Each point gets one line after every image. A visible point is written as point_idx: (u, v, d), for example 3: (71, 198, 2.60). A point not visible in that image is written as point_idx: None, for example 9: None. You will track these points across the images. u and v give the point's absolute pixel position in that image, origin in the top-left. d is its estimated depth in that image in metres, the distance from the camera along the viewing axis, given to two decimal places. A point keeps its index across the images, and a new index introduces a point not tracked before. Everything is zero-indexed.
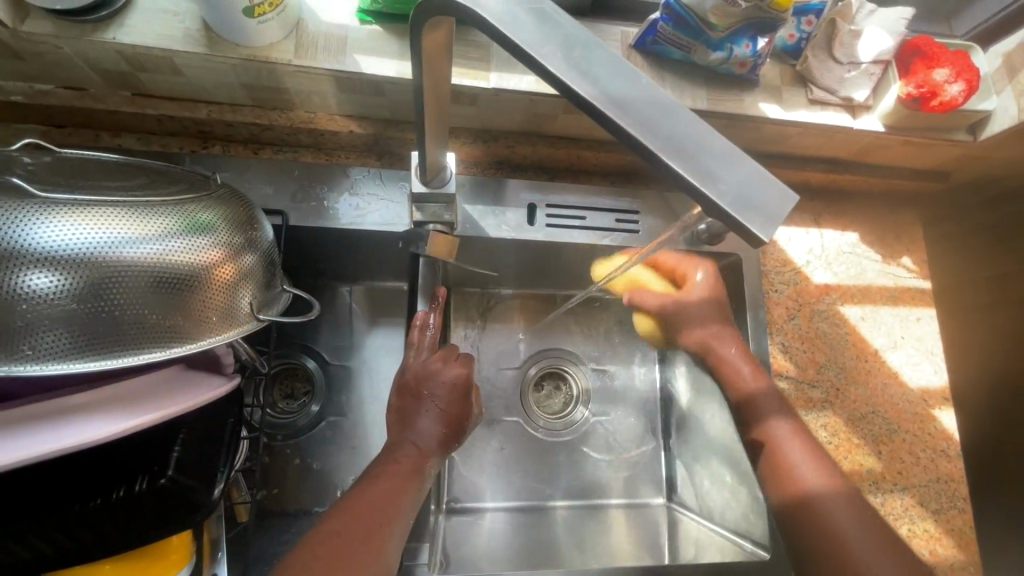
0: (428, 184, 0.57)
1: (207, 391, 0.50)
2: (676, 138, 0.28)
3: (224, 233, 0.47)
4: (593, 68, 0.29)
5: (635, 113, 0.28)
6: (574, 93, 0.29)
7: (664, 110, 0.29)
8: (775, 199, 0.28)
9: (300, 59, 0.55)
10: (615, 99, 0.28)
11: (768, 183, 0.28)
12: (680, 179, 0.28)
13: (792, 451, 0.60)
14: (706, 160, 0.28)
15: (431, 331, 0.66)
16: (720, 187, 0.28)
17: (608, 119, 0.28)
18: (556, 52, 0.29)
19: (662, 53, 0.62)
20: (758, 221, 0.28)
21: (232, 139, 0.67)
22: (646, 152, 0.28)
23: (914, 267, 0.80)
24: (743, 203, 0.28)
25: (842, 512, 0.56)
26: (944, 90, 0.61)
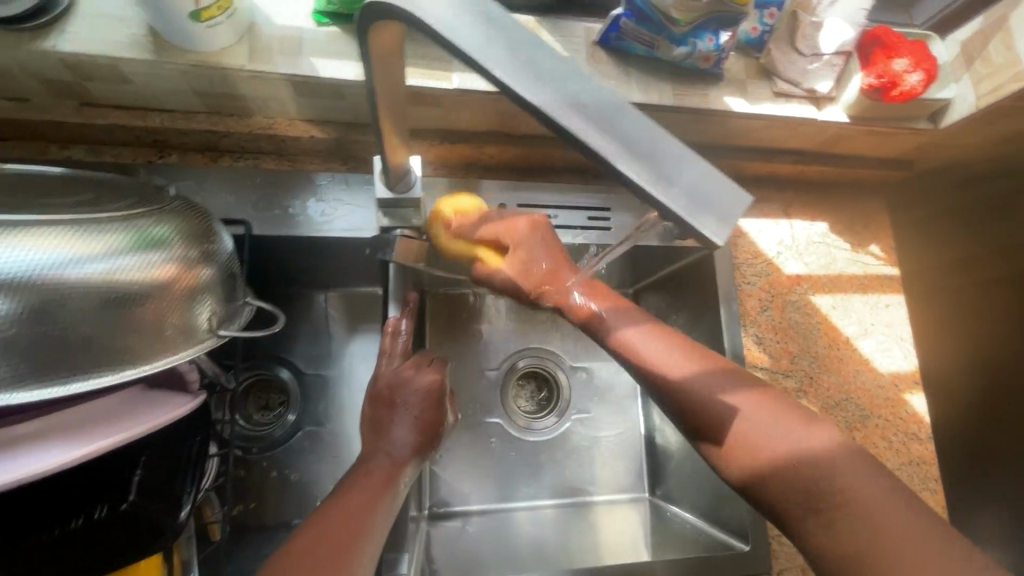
0: (392, 189, 0.55)
1: (168, 411, 0.48)
2: (628, 142, 0.28)
3: (178, 248, 0.45)
4: (539, 71, 0.28)
5: (586, 117, 0.28)
6: (521, 97, 0.28)
7: (617, 113, 0.28)
8: (727, 200, 0.28)
9: (254, 64, 0.53)
10: (565, 103, 0.28)
11: (721, 185, 0.28)
12: (629, 182, 0.28)
13: (747, 424, 0.50)
14: (657, 164, 0.28)
15: (403, 338, 0.66)
16: (672, 191, 0.27)
17: (557, 124, 0.28)
18: (502, 57, 0.28)
19: (627, 49, 0.62)
20: (710, 224, 0.27)
21: (188, 148, 0.65)
22: (598, 157, 0.28)
23: (881, 254, 0.81)
24: (697, 207, 0.27)
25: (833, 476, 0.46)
26: (904, 79, 0.62)
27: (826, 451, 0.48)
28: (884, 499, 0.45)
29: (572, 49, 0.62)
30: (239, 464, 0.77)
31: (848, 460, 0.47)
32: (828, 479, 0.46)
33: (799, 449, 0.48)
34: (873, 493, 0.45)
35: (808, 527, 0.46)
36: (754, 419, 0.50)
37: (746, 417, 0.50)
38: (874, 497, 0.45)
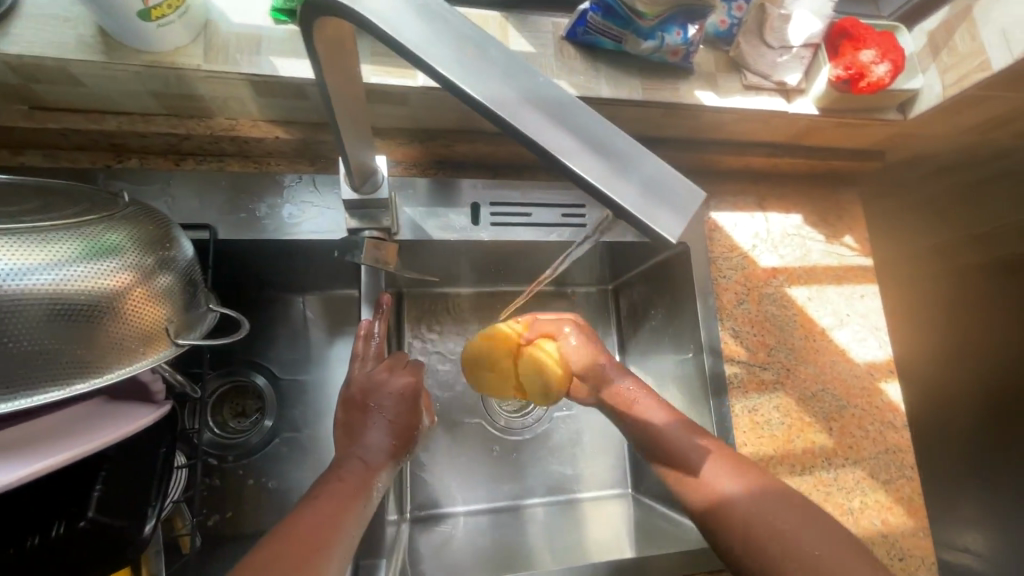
0: (358, 190, 0.55)
1: (131, 422, 0.47)
2: (577, 140, 0.27)
3: (133, 255, 0.44)
4: (483, 68, 0.28)
5: (533, 115, 0.27)
6: (464, 93, 0.27)
7: (565, 112, 0.28)
8: (682, 194, 0.27)
9: (210, 64, 0.52)
10: (510, 101, 0.27)
11: (675, 182, 0.27)
12: (577, 178, 0.27)
13: (706, 468, 0.55)
14: (608, 162, 0.27)
15: (376, 341, 0.65)
16: (624, 189, 0.27)
17: (504, 122, 0.27)
18: (447, 56, 0.28)
19: (595, 43, 0.61)
20: (663, 220, 0.26)
21: (149, 151, 0.63)
22: (547, 156, 0.27)
23: (855, 245, 0.81)
24: (651, 204, 0.27)
25: (773, 519, 0.50)
26: (871, 71, 0.61)
27: (776, 498, 0.52)
28: (823, 548, 0.48)
29: (540, 44, 0.62)
30: (214, 473, 0.75)
31: (796, 509, 0.51)
32: (769, 524, 0.50)
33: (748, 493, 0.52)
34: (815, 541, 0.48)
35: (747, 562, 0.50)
36: (713, 466, 0.55)
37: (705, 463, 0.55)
38: (815, 544, 0.48)
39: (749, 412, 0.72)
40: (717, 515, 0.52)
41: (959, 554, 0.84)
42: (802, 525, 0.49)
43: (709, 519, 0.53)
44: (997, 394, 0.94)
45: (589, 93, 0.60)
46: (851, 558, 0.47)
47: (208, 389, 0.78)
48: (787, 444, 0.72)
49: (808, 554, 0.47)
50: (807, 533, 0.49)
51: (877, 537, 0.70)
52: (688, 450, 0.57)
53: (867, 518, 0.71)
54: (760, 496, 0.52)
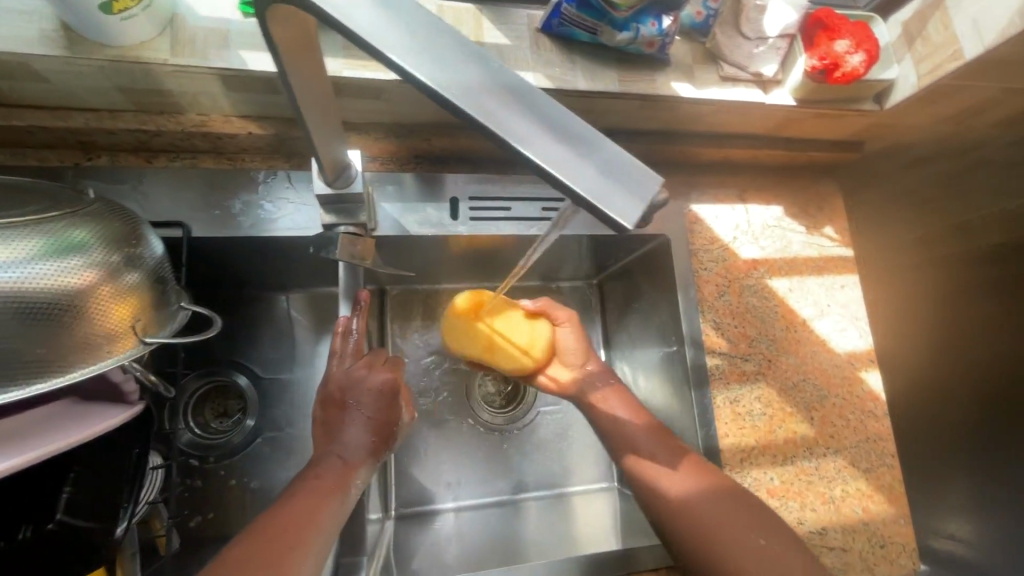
0: (331, 185, 0.54)
1: (100, 422, 0.46)
2: (530, 128, 0.28)
3: (99, 252, 0.43)
4: (439, 58, 0.28)
5: (486, 103, 0.28)
6: (421, 83, 0.28)
7: (517, 99, 0.29)
8: (637, 179, 0.28)
9: (177, 58, 0.51)
10: (464, 88, 0.28)
11: (629, 167, 0.28)
12: (533, 165, 0.28)
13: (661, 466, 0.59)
14: (561, 149, 0.28)
15: (354, 337, 0.64)
16: (578, 175, 0.27)
17: (457, 109, 0.28)
18: (399, 42, 0.28)
19: (570, 35, 0.61)
20: (618, 205, 0.27)
21: (119, 148, 0.62)
22: (500, 143, 0.28)
23: (836, 235, 0.82)
24: (606, 189, 0.27)
25: (723, 524, 0.54)
26: (845, 61, 0.61)
27: (729, 503, 0.55)
28: (764, 551, 0.52)
29: (515, 36, 0.61)
30: (195, 474, 0.74)
31: (745, 513, 0.55)
32: (716, 527, 0.54)
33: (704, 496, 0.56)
34: (756, 544, 0.52)
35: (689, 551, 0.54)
36: (668, 464, 0.59)
37: (667, 466, 0.59)
38: (757, 547, 0.52)
39: (731, 403, 0.72)
40: (672, 515, 0.56)
41: (943, 541, 0.85)
42: (748, 528, 0.54)
43: (660, 513, 0.57)
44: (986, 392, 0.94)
45: (565, 85, 0.60)
46: (782, 557, 0.52)
47: (188, 390, 0.77)
48: (768, 435, 0.72)
49: (749, 556, 0.52)
50: (752, 537, 0.53)
51: (858, 525, 0.71)
52: (650, 449, 0.60)
53: (849, 506, 0.71)
54: (714, 500, 0.55)
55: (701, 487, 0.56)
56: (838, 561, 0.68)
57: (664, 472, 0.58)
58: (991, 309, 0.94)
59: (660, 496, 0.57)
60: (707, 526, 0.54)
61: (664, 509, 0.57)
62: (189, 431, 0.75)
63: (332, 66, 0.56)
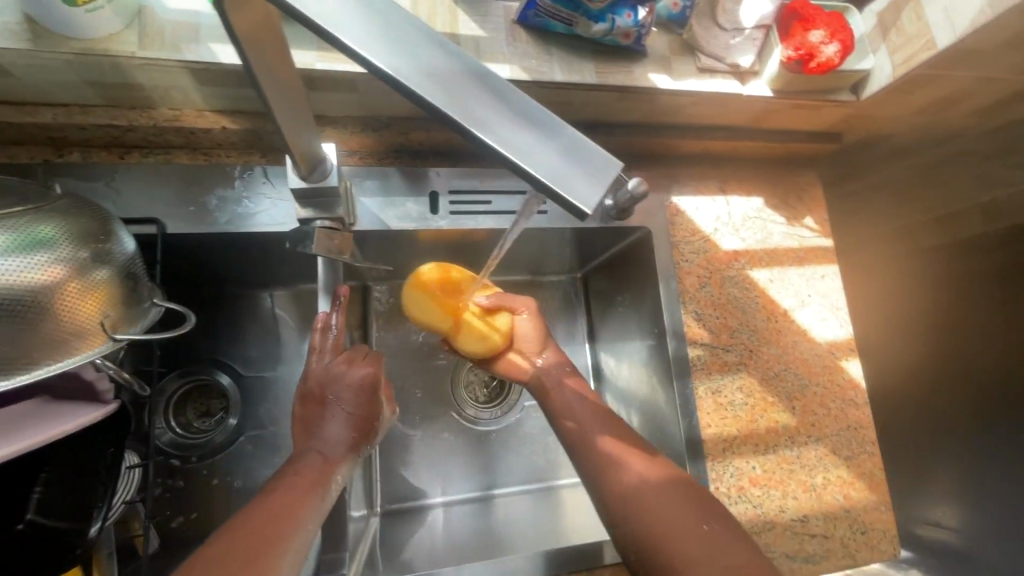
0: (306, 180, 0.53)
1: (70, 423, 0.45)
2: (486, 112, 0.29)
3: (67, 248, 0.43)
4: (400, 47, 0.29)
5: (442, 88, 0.29)
6: (381, 72, 0.28)
7: (473, 84, 0.29)
8: (595, 163, 0.28)
9: (145, 51, 0.50)
10: (425, 76, 0.29)
11: (588, 152, 0.29)
12: (491, 150, 0.28)
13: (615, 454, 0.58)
14: (521, 134, 0.29)
15: (333, 333, 0.64)
16: (534, 160, 0.28)
17: (414, 94, 0.28)
18: (355, 28, 0.29)
19: (546, 26, 0.61)
20: (576, 189, 0.28)
21: (90, 144, 0.61)
22: (457, 127, 0.29)
23: (816, 226, 0.82)
24: (564, 173, 0.28)
25: (670, 513, 0.52)
26: (821, 51, 0.62)
27: (677, 493, 0.54)
28: (710, 543, 0.51)
29: (491, 29, 0.61)
30: (177, 474, 0.73)
31: (694, 505, 0.54)
32: (663, 517, 0.52)
33: (654, 486, 0.55)
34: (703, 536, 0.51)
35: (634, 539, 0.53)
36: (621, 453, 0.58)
37: (619, 455, 0.58)
38: (704, 539, 0.51)
39: (713, 394, 0.73)
40: (620, 503, 0.55)
41: (932, 528, 0.84)
42: (697, 519, 0.52)
43: (606, 500, 0.56)
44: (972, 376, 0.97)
45: (542, 77, 0.60)
46: (726, 548, 0.51)
47: (168, 390, 0.76)
48: (750, 424, 0.73)
49: (694, 547, 0.50)
50: (698, 529, 0.52)
51: (839, 512, 0.71)
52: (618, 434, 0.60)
53: (830, 494, 0.72)
54: (667, 490, 0.54)
55: (651, 476, 0.56)
56: (819, 548, 0.69)
57: (616, 460, 0.57)
58: (987, 298, 0.97)
59: (611, 483, 0.56)
60: (654, 514, 0.53)
61: (612, 496, 0.55)
62: (170, 431, 0.74)
63: (304, 59, 0.56)
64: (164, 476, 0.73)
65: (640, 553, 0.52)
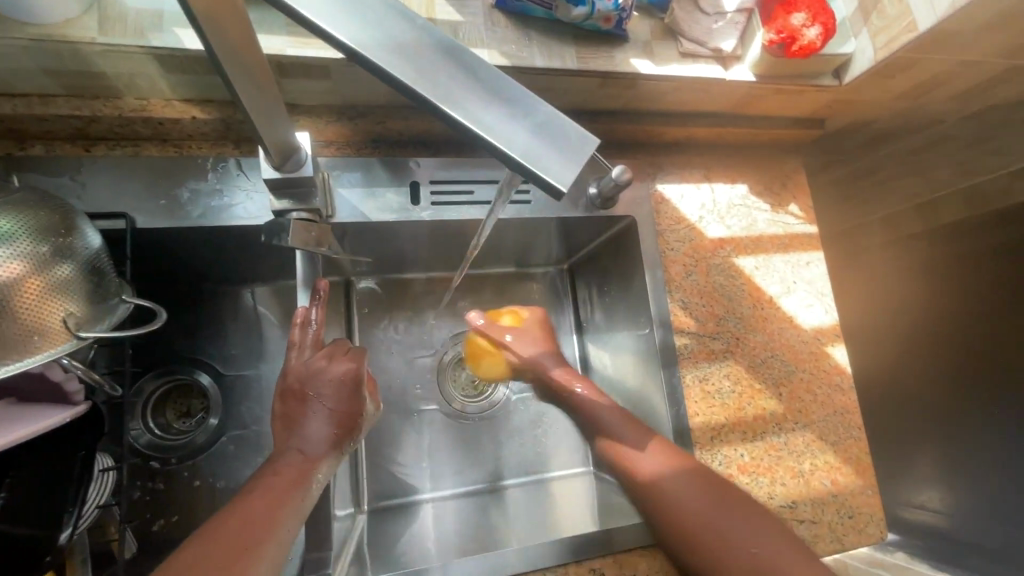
0: (280, 169, 0.52)
1: (31, 428, 0.43)
2: (456, 88, 0.28)
3: (25, 243, 0.41)
4: (364, 22, 0.28)
5: (409, 63, 0.28)
6: (344, 47, 0.27)
7: (443, 60, 0.28)
8: (570, 140, 0.27)
9: (106, 37, 0.49)
10: (390, 52, 0.27)
11: (563, 129, 0.27)
12: (462, 129, 0.27)
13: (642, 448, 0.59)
14: (492, 112, 0.27)
15: (313, 328, 0.62)
16: (508, 140, 0.27)
17: (379, 69, 0.27)
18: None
19: (525, 11, 0.60)
20: (550, 170, 0.27)
21: (54, 137, 0.59)
22: (424, 103, 0.27)
23: (800, 213, 0.82)
24: (539, 153, 0.27)
25: (702, 505, 0.53)
26: (803, 34, 0.61)
27: (710, 485, 0.55)
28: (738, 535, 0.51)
29: (469, 13, 0.60)
30: (156, 476, 0.72)
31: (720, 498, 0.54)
32: (699, 509, 0.53)
33: (680, 481, 0.56)
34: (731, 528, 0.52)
35: (673, 529, 0.54)
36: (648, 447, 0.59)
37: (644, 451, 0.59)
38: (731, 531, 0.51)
39: (701, 382, 0.73)
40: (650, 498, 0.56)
41: (916, 511, 0.86)
42: (723, 511, 0.53)
43: (642, 494, 0.57)
44: (970, 359, 0.95)
45: (522, 63, 0.59)
46: (764, 535, 0.51)
47: (145, 391, 0.73)
48: (738, 412, 0.72)
49: (730, 535, 0.51)
50: (726, 522, 0.52)
51: (827, 497, 0.72)
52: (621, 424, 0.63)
53: (817, 479, 0.72)
54: (690, 483, 0.55)
55: (681, 469, 0.57)
56: (808, 534, 0.69)
57: (642, 457, 0.59)
58: (987, 279, 0.96)
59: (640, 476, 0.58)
60: (682, 509, 0.54)
61: (644, 487, 0.57)
62: (149, 433, 0.72)
63: (276, 44, 0.54)
64: (143, 478, 0.71)
65: (679, 542, 0.53)
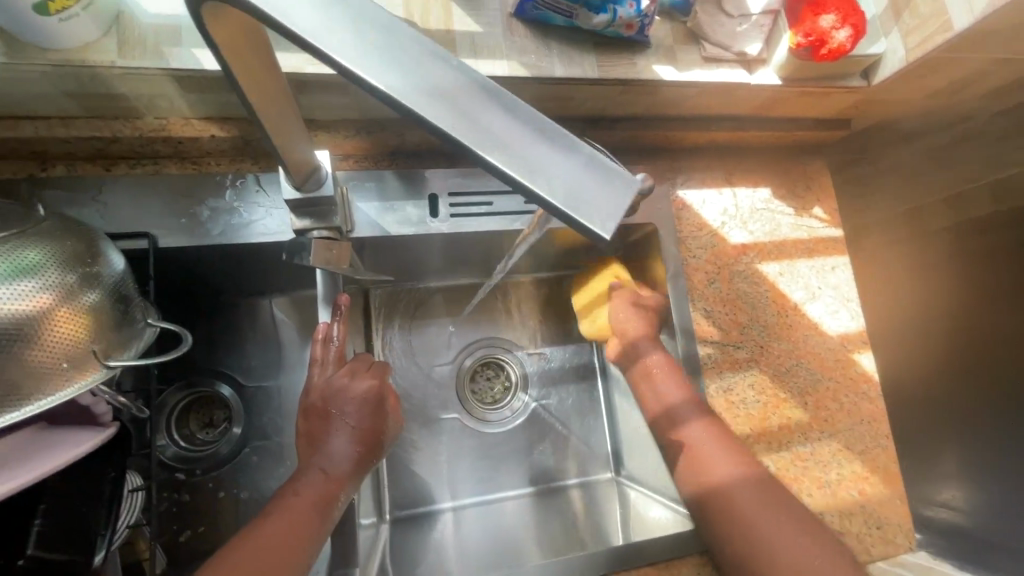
0: (301, 189, 0.51)
1: (64, 453, 0.44)
2: (492, 131, 0.27)
3: (55, 274, 0.41)
4: (394, 60, 0.27)
5: (440, 103, 0.27)
6: (373, 88, 0.26)
7: (480, 99, 0.27)
8: (614, 185, 0.26)
9: (125, 60, 0.49)
10: (421, 92, 0.27)
11: (607, 172, 0.27)
12: (501, 174, 0.27)
13: (706, 446, 0.59)
14: (530, 155, 0.27)
15: (335, 343, 0.62)
16: (548, 184, 0.26)
17: (412, 111, 0.26)
18: (347, 43, 0.27)
19: (545, 19, 0.59)
20: (593, 217, 0.26)
21: (75, 157, 0.59)
22: (459, 146, 0.27)
23: (825, 216, 0.80)
24: (579, 198, 0.26)
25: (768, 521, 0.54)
26: (832, 37, 0.59)
27: (769, 495, 0.56)
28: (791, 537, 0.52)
29: (487, 23, 0.59)
30: (182, 488, 0.72)
31: (783, 511, 0.55)
32: (761, 523, 0.54)
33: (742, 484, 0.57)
34: (792, 537, 0.53)
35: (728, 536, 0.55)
36: (711, 447, 0.59)
37: (710, 461, 0.59)
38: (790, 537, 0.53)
39: (725, 392, 0.71)
40: (715, 500, 0.57)
41: (937, 509, 0.87)
42: (783, 516, 0.54)
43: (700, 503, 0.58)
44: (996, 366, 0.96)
45: (543, 73, 0.58)
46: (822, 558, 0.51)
47: (169, 403, 0.75)
48: (763, 421, 0.71)
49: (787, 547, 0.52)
50: (783, 526, 0.53)
51: (854, 507, 0.70)
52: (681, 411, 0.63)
53: (844, 489, 0.71)
54: (754, 497, 0.56)
55: (744, 479, 0.57)
56: None
57: (706, 460, 0.59)
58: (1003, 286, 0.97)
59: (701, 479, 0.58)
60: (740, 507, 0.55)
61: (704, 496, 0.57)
62: (174, 445, 0.74)
63: (294, 62, 0.53)
64: (169, 490, 0.72)
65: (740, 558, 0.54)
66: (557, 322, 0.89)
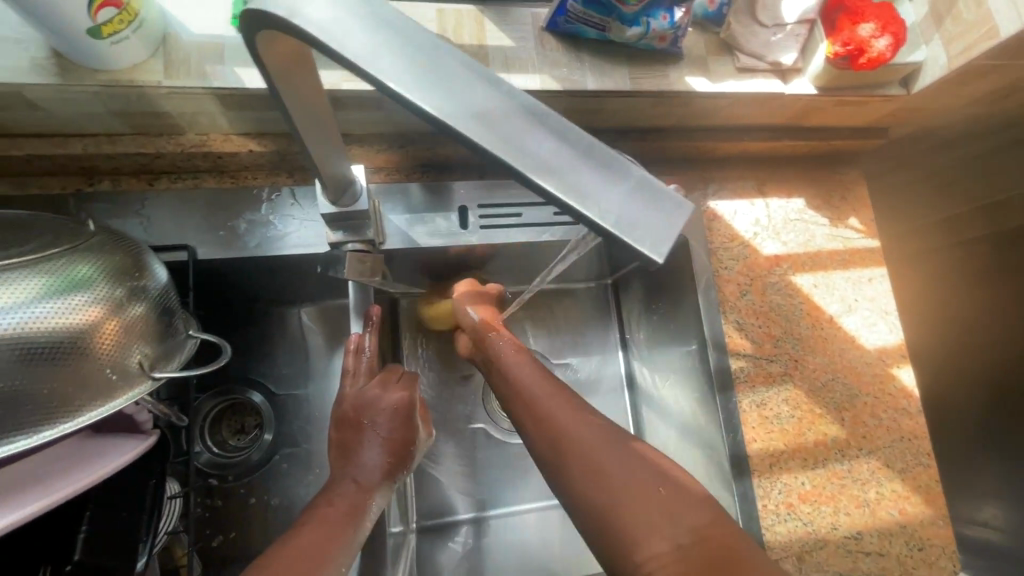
0: (336, 204, 0.52)
1: (111, 462, 0.45)
2: (541, 152, 0.27)
3: (105, 288, 0.42)
4: (443, 84, 0.27)
5: (487, 127, 0.27)
6: (422, 111, 0.27)
7: (525, 122, 0.27)
8: (664, 209, 0.26)
9: (171, 80, 0.50)
10: (470, 115, 0.27)
11: (657, 195, 0.26)
12: (550, 197, 0.26)
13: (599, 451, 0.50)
14: (579, 177, 0.27)
15: (367, 355, 0.63)
16: (598, 207, 0.26)
17: (460, 134, 0.27)
18: (396, 68, 0.27)
19: (578, 33, 0.59)
20: (643, 240, 0.26)
21: (120, 172, 0.61)
22: (507, 169, 0.27)
23: (861, 226, 0.78)
24: (629, 221, 0.26)
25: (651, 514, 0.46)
26: (871, 45, 0.58)
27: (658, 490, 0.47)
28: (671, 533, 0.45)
29: (518, 38, 0.59)
30: (215, 494, 0.73)
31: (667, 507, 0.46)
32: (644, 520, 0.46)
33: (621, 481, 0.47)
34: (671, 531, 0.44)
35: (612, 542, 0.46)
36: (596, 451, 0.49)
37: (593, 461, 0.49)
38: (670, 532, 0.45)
39: (758, 406, 0.70)
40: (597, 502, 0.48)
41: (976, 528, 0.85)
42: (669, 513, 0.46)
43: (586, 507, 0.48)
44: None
45: (573, 86, 0.58)
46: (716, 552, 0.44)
47: (203, 410, 0.75)
48: (798, 438, 0.69)
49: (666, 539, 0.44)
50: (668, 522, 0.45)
51: (894, 528, 0.68)
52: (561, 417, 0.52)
53: (884, 509, 0.68)
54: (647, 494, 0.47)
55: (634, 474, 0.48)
56: (874, 566, 0.66)
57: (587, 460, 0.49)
58: None
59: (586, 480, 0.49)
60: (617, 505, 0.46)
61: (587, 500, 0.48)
62: (208, 451, 0.74)
63: (332, 79, 0.55)
64: (202, 496, 0.73)
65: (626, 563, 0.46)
66: (584, 332, 0.88)
